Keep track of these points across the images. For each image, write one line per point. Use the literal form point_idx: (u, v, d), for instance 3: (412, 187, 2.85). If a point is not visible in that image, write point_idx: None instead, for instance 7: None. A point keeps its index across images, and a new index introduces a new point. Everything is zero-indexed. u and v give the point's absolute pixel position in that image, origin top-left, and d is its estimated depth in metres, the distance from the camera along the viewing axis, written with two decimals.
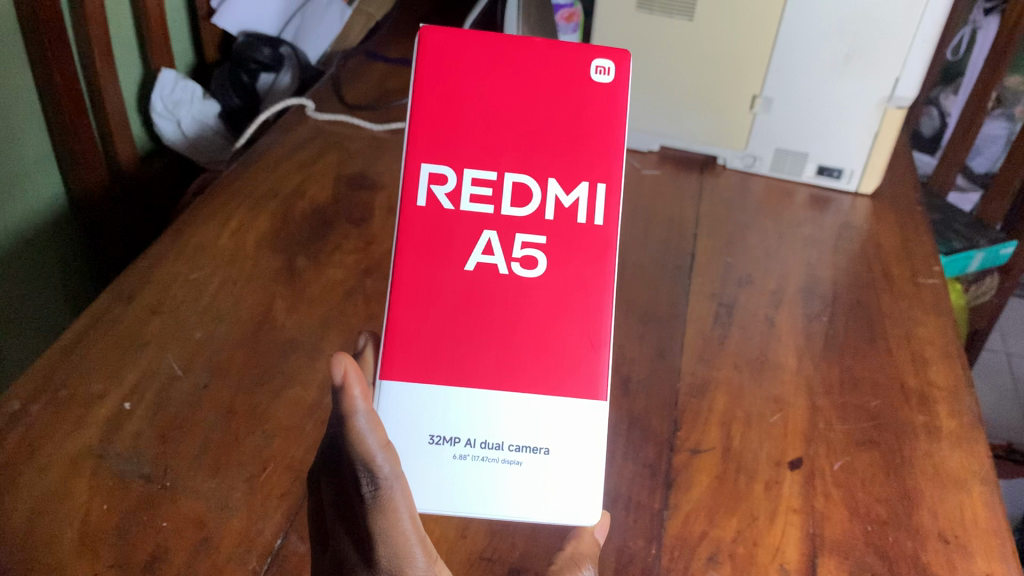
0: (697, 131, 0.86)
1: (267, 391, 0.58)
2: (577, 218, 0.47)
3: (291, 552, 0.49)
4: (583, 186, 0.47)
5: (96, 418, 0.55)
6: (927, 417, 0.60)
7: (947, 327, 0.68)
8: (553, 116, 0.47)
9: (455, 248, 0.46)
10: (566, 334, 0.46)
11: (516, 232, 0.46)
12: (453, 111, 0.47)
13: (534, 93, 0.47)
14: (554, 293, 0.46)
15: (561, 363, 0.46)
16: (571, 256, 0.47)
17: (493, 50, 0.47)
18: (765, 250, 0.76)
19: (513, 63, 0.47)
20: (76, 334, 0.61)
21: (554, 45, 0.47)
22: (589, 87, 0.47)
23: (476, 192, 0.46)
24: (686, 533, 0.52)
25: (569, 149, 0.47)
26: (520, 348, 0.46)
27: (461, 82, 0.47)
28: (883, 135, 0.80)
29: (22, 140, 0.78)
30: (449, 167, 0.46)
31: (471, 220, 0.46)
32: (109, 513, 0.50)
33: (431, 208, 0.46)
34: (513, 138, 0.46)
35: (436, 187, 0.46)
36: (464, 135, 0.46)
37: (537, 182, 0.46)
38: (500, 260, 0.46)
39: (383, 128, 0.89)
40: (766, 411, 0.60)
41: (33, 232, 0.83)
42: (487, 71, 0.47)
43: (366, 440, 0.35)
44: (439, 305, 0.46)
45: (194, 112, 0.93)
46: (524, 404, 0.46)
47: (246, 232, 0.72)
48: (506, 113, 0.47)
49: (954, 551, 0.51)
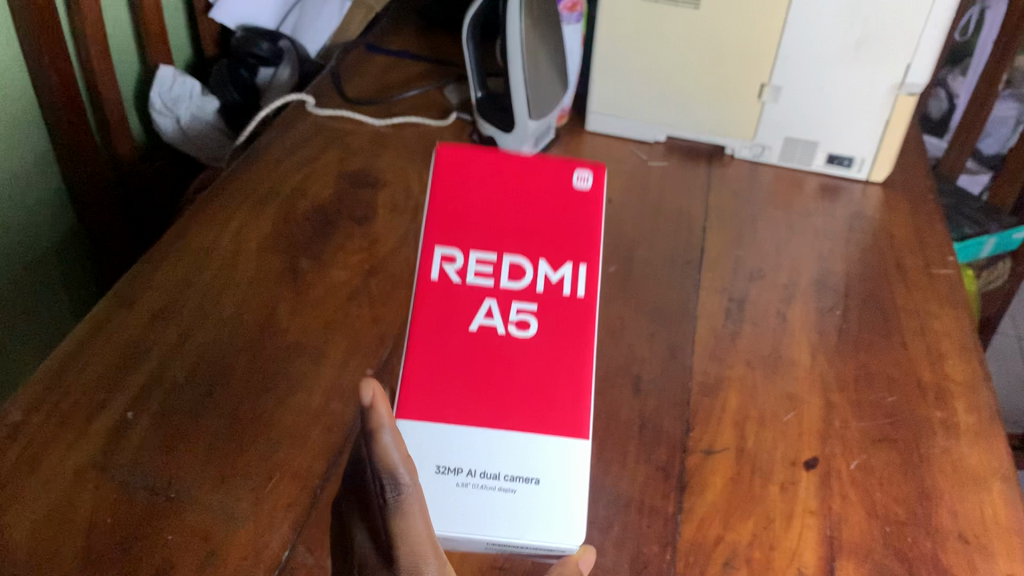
0: (705, 122, 0.85)
1: (272, 397, 0.58)
2: (564, 291, 0.44)
3: (299, 565, 0.48)
4: (573, 266, 0.44)
5: (98, 428, 0.54)
6: (944, 413, 0.59)
7: (963, 319, 0.67)
8: (545, 212, 0.44)
9: (458, 313, 0.44)
10: (557, 390, 0.43)
11: (513, 298, 0.43)
12: (457, 207, 0.44)
13: (529, 197, 0.44)
14: (548, 356, 0.43)
15: (567, 414, 0.43)
16: (562, 321, 0.44)
17: (498, 161, 0.44)
18: (776, 243, 0.75)
19: (515, 172, 0.44)
20: (77, 340, 0.60)
21: (544, 162, 0.44)
22: (573, 197, 0.44)
23: (480, 271, 0.44)
24: (700, 538, 0.51)
25: (556, 235, 0.44)
26: (516, 401, 0.43)
27: (467, 185, 0.44)
28: (894, 122, 0.79)
29: (21, 142, 0.77)
30: (459, 249, 0.44)
31: (474, 292, 0.44)
32: (113, 527, 0.49)
33: (442, 284, 0.44)
34: (508, 229, 0.44)
35: (447, 266, 0.44)
36: (471, 221, 0.44)
37: (527, 259, 0.44)
38: (499, 322, 0.43)
39: (384, 123, 0.87)
40: (779, 410, 0.59)
41: (34, 235, 0.82)
42: (492, 178, 0.44)
43: (390, 455, 0.34)
44: (445, 361, 0.43)
45: (193, 109, 0.91)
46: (519, 444, 0.43)
47: (247, 234, 0.71)
48: (503, 209, 0.44)
49: (975, 551, 0.50)
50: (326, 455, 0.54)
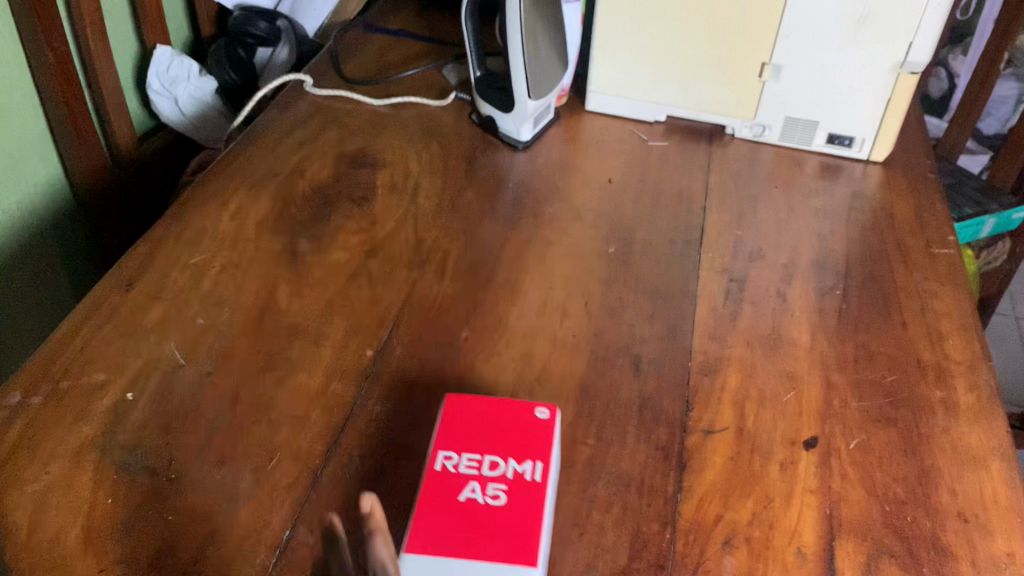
0: (704, 101, 0.85)
1: (273, 378, 0.57)
2: (529, 478, 0.47)
3: (300, 544, 0.48)
4: (537, 463, 0.48)
5: (98, 409, 0.54)
6: (944, 392, 0.59)
7: (963, 299, 0.67)
8: (512, 439, 0.50)
9: (450, 494, 0.46)
10: (522, 542, 0.44)
11: (492, 478, 0.47)
12: (454, 418, 0.51)
13: (506, 415, 0.51)
14: (516, 520, 0.45)
15: (533, 551, 0.44)
16: (531, 499, 0.46)
17: (491, 406, 0.52)
18: (777, 223, 0.75)
19: (497, 400, 0.52)
20: (76, 321, 0.60)
21: (515, 400, 0.52)
22: (538, 425, 0.50)
23: (468, 465, 0.48)
24: (700, 517, 0.51)
25: (523, 447, 0.49)
26: (489, 547, 0.44)
27: (465, 405, 0.52)
28: (895, 101, 0.78)
29: (17, 123, 0.76)
30: (453, 450, 0.49)
31: (461, 480, 0.47)
32: (114, 508, 0.49)
33: (442, 473, 0.48)
34: (489, 443, 0.49)
35: (445, 462, 0.48)
36: (464, 435, 0.50)
37: (500, 457, 0.48)
38: (480, 493, 0.46)
39: (383, 103, 0.87)
40: (779, 389, 0.59)
41: (31, 217, 0.82)
42: (485, 402, 0.52)
43: (381, 554, 0.39)
44: (436, 522, 0.45)
45: (192, 91, 0.91)
46: (490, 574, 0.43)
47: (246, 214, 0.71)
48: (487, 431, 0.50)
49: (974, 530, 0.50)
50: (327, 435, 0.54)
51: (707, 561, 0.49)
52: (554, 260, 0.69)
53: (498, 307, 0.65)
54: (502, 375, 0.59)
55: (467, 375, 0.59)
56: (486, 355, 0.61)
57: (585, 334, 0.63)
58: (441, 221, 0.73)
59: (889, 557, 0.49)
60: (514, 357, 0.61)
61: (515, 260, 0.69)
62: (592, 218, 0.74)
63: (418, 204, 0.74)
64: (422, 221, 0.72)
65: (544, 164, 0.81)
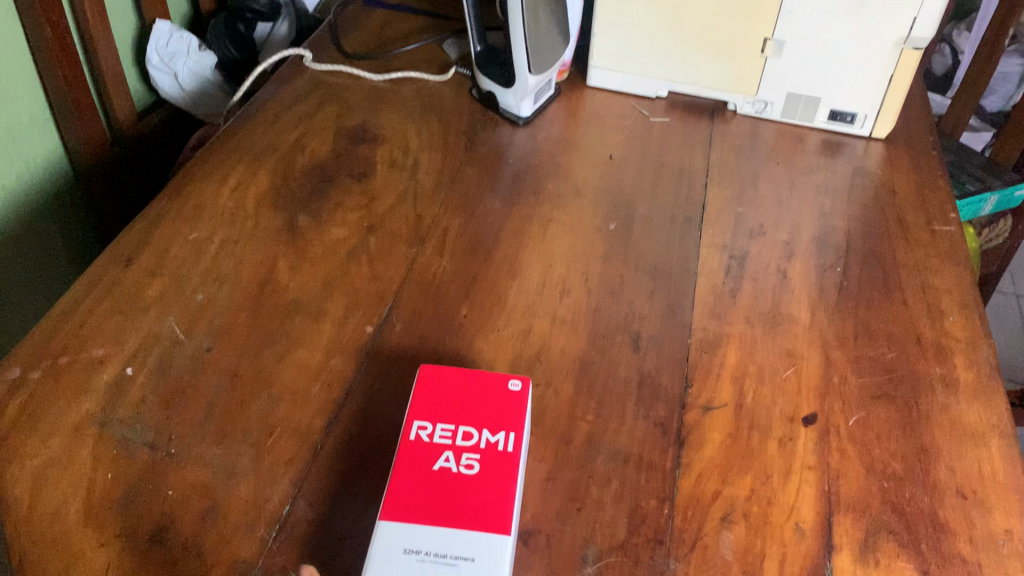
0: (706, 76, 0.84)
1: (272, 353, 0.57)
2: (501, 448, 0.48)
3: (299, 519, 0.48)
4: (509, 434, 0.48)
5: (98, 384, 0.54)
6: (944, 369, 0.59)
7: (964, 276, 0.66)
8: (486, 409, 0.50)
9: (424, 463, 0.47)
10: (494, 510, 0.45)
11: (465, 448, 0.47)
12: (427, 387, 0.51)
13: (478, 385, 0.51)
14: (490, 490, 0.46)
15: (505, 520, 0.44)
16: (503, 468, 0.47)
17: (463, 376, 0.52)
18: (778, 200, 0.74)
19: (470, 369, 0.52)
20: (75, 297, 0.60)
21: (487, 372, 0.53)
22: (509, 396, 0.51)
23: (442, 434, 0.48)
24: (699, 493, 0.51)
25: (494, 418, 0.49)
26: (462, 516, 0.44)
27: (438, 374, 0.52)
28: (899, 77, 0.77)
29: (16, 98, 0.76)
30: (427, 420, 0.49)
31: (436, 449, 0.47)
32: (115, 482, 0.49)
33: (416, 443, 0.48)
34: (462, 411, 0.49)
35: (419, 432, 0.48)
36: (436, 403, 0.50)
37: (474, 428, 0.49)
38: (454, 463, 0.47)
39: (383, 79, 0.86)
40: (779, 366, 0.59)
41: (31, 193, 0.81)
42: (457, 372, 0.52)
43: None
44: (412, 491, 0.45)
45: (191, 66, 0.90)
46: (463, 542, 0.43)
47: (245, 190, 0.71)
48: (460, 400, 0.50)
49: (972, 506, 0.51)
50: (327, 410, 0.54)
51: (705, 536, 0.49)
52: (554, 237, 0.69)
53: (498, 283, 0.65)
54: (502, 352, 0.59)
55: (467, 351, 0.59)
56: (485, 331, 0.60)
57: (585, 311, 0.63)
58: (441, 197, 0.72)
59: (886, 532, 0.49)
60: (513, 334, 0.60)
61: (514, 236, 0.69)
62: (592, 194, 0.74)
63: (418, 180, 0.74)
64: (422, 197, 0.72)
65: (544, 140, 0.81)
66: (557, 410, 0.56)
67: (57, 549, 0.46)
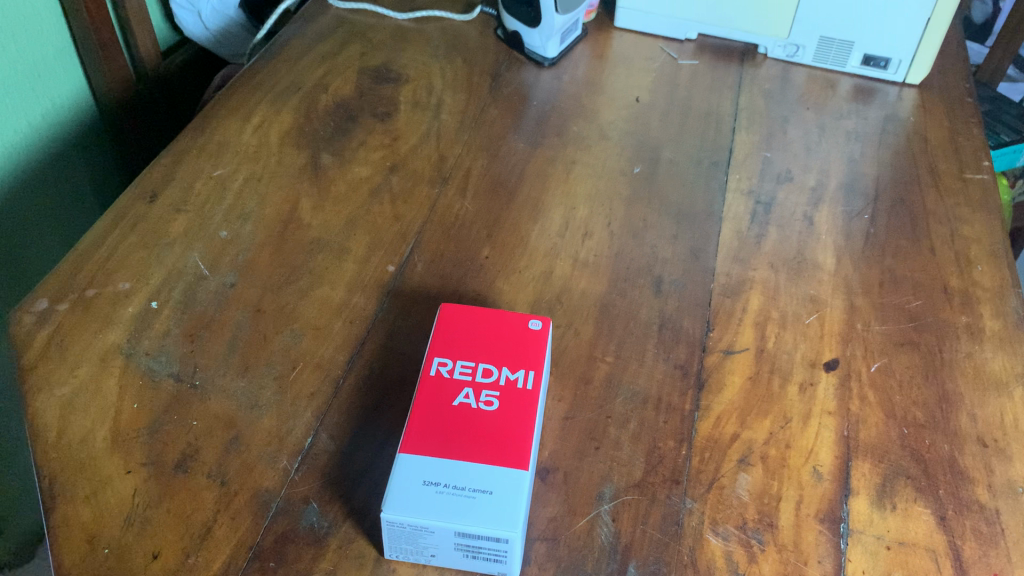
0: (736, 17, 0.83)
1: (295, 290, 0.58)
2: (520, 386, 0.48)
3: (321, 451, 0.49)
4: (528, 372, 0.49)
5: (123, 317, 0.55)
6: (970, 318, 0.58)
7: (994, 225, 0.65)
8: (503, 347, 0.50)
9: (444, 399, 0.47)
10: (511, 446, 0.45)
11: (484, 386, 0.48)
12: (449, 325, 0.51)
13: (498, 324, 0.51)
14: (507, 425, 0.46)
15: (522, 455, 0.45)
16: (522, 405, 0.47)
17: (484, 315, 0.52)
18: (806, 145, 0.73)
19: (490, 309, 0.52)
20: (101, 230, 0.60)
21: (509, 312, 0.53)
22: (528, 336, 0.51)
23: (461, 371, 0.49)
24: (717, 435, 0.51)
25: (514, 356, 0.49)
26: (480, 452, 0.45)
27: (460, 313, 0.52)
28: (936, 21, 0.75)
29: (41, 35, 0.75)
30: (448, 357, 0.49)
31: (456, 385, 0.48)
32: (141, 412, 0.50)
33: (437, 379, 0.48)
34: (481, 350, 0.50)
35: (439, 368, 0.49)
36: (457, 342, 0.50)
37: (494, 365, 0.49)
38: (472, 400, 0.47)
39: (406, 17, 0.85)
40: (802, 311, 0.59)
41: (56, 129, 0.81)
42: (478, 310, 0.52)
43: None
44: (432, 425, 0.46)
45: (215, 6, 0.87)
46: (479, 476, 0.43)
47: (268, 127, 0.71)
48: (479, 339, 0.50)
49: (992, 454, 0.50)
50: (349, 346, 0.55)
51: (723, 477, 0.49)
52: (578, 179, 0.69)
53: (521, 224, 0.64)
54: (523, 293, 0.59)
55: (488, 291, 0.59)
56: (507, 272, 0.60)
57: (608, 254, 0.62)
58: (464, 138, 0.72)
59: (904, 478, 0.49)
60: (535, 275, 0.60)
61: (538, 178, 0.68)
62: (617, 137, 0.73)
63: (442, 120, 0.73)
64: (445, 138, 0.72)
65: (570, 81, 0.79)
66: (577, 350, 0.56)
67: (86, 475, 0.47)
